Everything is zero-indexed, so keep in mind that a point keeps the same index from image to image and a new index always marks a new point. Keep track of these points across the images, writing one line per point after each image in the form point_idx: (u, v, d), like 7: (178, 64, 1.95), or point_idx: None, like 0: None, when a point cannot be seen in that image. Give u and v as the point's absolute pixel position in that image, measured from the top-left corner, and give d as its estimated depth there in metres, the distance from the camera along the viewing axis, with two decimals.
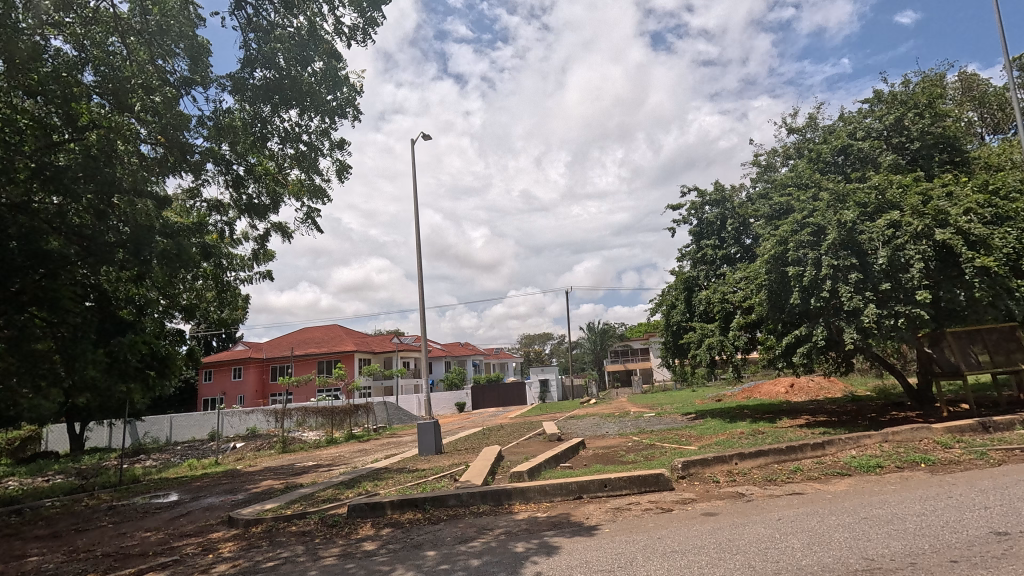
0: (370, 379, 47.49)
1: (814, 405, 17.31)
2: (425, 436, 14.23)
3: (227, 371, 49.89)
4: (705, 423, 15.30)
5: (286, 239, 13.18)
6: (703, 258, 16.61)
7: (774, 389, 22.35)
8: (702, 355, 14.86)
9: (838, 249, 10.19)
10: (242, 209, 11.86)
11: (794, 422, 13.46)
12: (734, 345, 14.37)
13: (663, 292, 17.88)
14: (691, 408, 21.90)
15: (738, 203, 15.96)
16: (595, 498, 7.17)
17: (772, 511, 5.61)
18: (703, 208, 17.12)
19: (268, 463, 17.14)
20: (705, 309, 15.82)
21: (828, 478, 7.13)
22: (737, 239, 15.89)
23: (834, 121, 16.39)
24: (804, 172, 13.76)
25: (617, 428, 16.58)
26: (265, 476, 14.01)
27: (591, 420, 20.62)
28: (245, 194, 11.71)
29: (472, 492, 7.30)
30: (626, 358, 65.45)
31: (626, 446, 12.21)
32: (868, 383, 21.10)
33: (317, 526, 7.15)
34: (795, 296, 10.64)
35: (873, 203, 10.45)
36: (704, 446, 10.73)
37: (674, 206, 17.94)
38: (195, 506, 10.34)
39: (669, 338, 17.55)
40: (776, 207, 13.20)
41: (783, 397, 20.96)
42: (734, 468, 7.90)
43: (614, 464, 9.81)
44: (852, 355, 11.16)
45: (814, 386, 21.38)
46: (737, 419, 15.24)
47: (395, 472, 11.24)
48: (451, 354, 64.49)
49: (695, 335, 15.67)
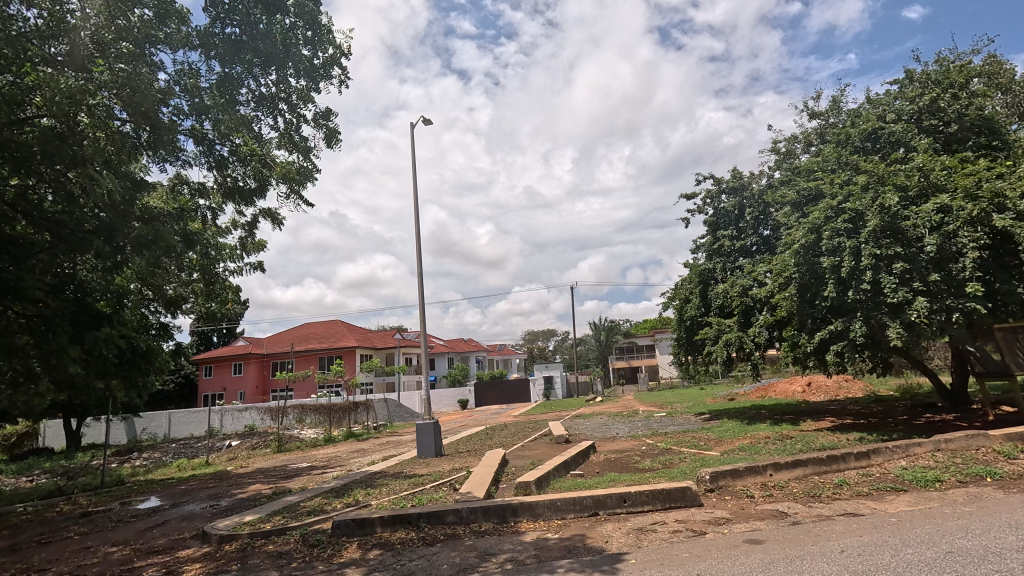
0: (371, 376, 46.69)
1: (836, 406, 16.32)
2: (425, 438, 13.38)
3: (227, 366, 49.22)
4: (722, 424, 14.37)
5: (277, 226, 12.38)
6: (719, 250, 15.67)
7: (790, 388, 21.39)
8: (719, 352, 13.93)
9: (879, 236, 9.36)
10: (228, 193, 11.00)
11: (819, 425, 12.53)
12: (754, 342, 13.41)
13: (676, 286, 16.92)
14: (702, 407, 21.01)
15: (758, 190, 14.95)
16: (613, 516, 6.30)
17: (833, 538, 4.72)
18: (719, 196, 16.11)
19: (261, 464, 16.34)
20: (722, 304, 14.85)
21: (881, 494, 6.23)
22: (757, 230, 14.90)
23: (859, 104, 15.33)
24: (832, 156, 12.71)
25: (628, 429, 15.70)
26: (254, 480, 13.15)
27: (600, 420, 19.66)
28: (229, 177, 10.86)
29: (473, 507, 6.42)
30: (632, 355, 64.55)
31: (641, 450, 11.27)
32: (890, 383, 20.11)
33: (296, 547, 6.28)
34: (830, 288, 9.82)
35: (916, 185, 9.54)
36: (729, 452, 9.78)
37: (688, 195, 16.94)
38: (172, 516, 9.47)
39: (682, 334, 16.60)
40: (804, 191, 12.16)
41: (800, 396, 19.97)
42: (770, 481, 7.00)
43: (630, 472, 8.91)
44: (890, 354, 10.26)
45: (833, 386, 20.38)
46: (757, 421, 14.31)
47: (390, 478, 10.36)
48: (454, 351, 63.61)
49: (711, 331, 14.73)
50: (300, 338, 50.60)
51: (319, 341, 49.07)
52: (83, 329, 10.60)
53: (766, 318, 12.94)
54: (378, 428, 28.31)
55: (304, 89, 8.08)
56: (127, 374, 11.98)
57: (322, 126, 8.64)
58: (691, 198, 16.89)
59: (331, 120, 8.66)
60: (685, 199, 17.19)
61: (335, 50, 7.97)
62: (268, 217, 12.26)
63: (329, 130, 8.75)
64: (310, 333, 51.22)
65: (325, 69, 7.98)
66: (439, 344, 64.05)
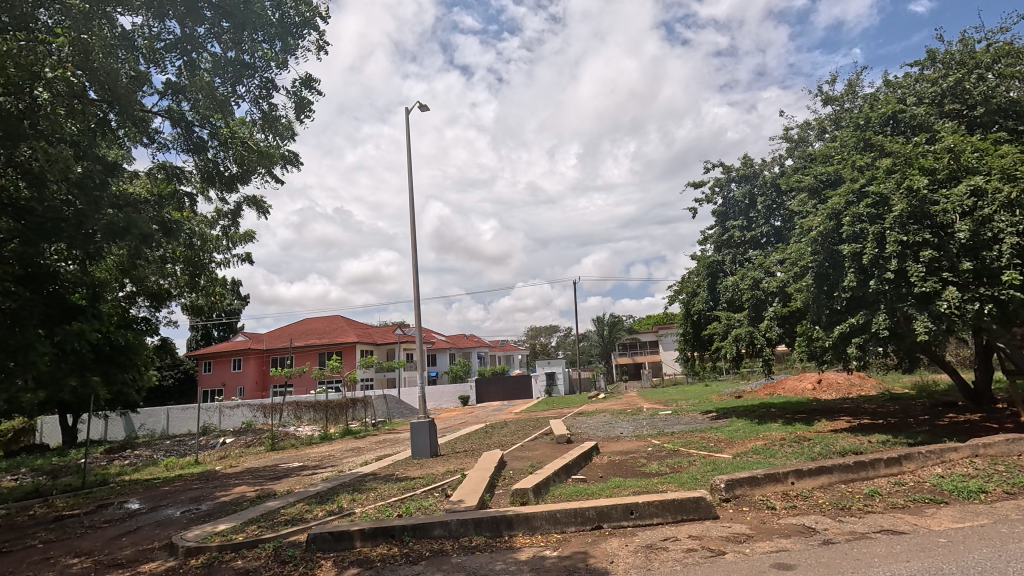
0: (371, 371, 46.17)
1: (851, 405, 15.60)
2: (419, 437, 12.76)
3: (227, 362, 48.79)
4: (731, 423, 13.70)
5: (260, 215, 11.73)
6: (729, 241, 14.95)
7: (799, 385, 20.73)
8: (728, 347, 13.26)
9: (906, 222, 8.65)
10: (207, 178, 10.32)
11: (835, 425, 11.87)
12: (766, 338, 12.71)
13: (683, 279, 16.22)
14: (709, 404, 20.36)
15: (771, 176, 14.19)
16: (619, 530, 5.66)
17: (876, 564, 4.06)
18: (728, 185, 15.38)
19: (251, 463, 15.77)
20: (732, 297, 14.16)
21: (918, 506, 5.56)
22: (768, 220, 14.17)
23: (877, 88, 14.54)
24: (851, 140, 11.97)
25: (632, 427, 15.06)
26: (242, 481, 12.56)
27: (603, 418, 19.01)
28: (208, 161, 10.13)
29: (463, 520, 5.79)
30: (635, 351, 63.95)
31: (647, 452, 10.60)
32: (904, 380, 19.41)
33: (266, 563, 5.66)
34: (850, 278, 9.12)
35: (945, 167, 8.81)
36: (743, 455, 9.12)
37: (695, 184, 16.22)
38: (149, 521, 8.90)
39: (689, 329, 15.91)
40: (823, 176, 11.41)
41: (811, 394, 19.27)
42: (791, 490, 6.35)
43: (636, 477, 8.23)
44: (916, 350, 9.53)
45: (845, 383, 19.66)
46: (767, 420, 13.65)
47: (381, 482, 9.73)
48: (455, 346, 63.06)
49: (720, 326, 14.05)
50: (299, 333, 50.08)
51: (319, 336, 48.56)
52: (55, 323, 9.92)
53: (780, 311, 12.23)
54: (377, 425, 27.76)
55: (273, 50, 7.60)
56: (106, 370, 11.37)
57: (296, 91, 8.01)
58: (699, 187, 16.16)
59: (309, 87, 8.04)
60: (693, 188, 16.46)
61: (307, 10, 7.70)
62: (251, 204, 11.59)
63: (301, 99, 8.03)
64: (310, 329, 50.72)
65: (297, 30, 7.78)
66: (441, 340, 63.50)
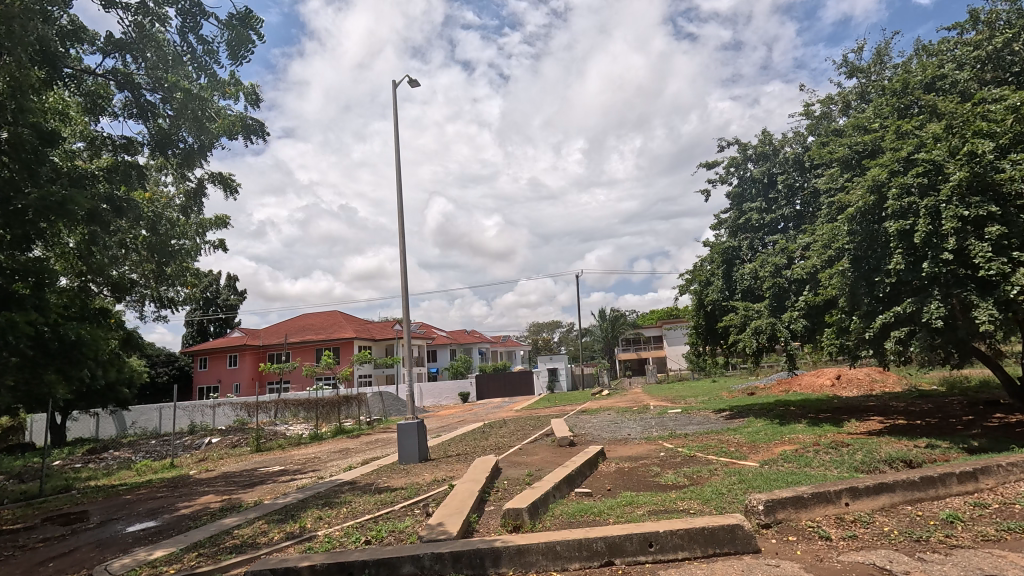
0: (369, 368, 45.08)
1: (878, 403, 14.38)
2: (407, 440, 11.58)
3: (222, 358, 47.80)
4: (749, 424, 12.52)
5: (228, 195, 10.61)
6: (745, 225, 13.75)
7: (816, 381, 19.52)
8: (746, 340, 12.07)
9: (965, 193, 7.42)
10: (162, 151, 9.17)
11: (868, 427, 10.67)
12: (791, 329, 11.48)
13: (695, 267, 14.98)
14: (720, 402, 19.22)
15: (793, 153, 12.92)
16: (635, 569, 4.49)
17: None
18: (745, 164, 14.13)
19: (230, 467, 14.67)
20: (751, 286, 12.93)
21: (1019, 540, 4.34)
22: (790, 201, 12.91)
23: (910, 56, 13.22)
24: (887, 109, 10.70)
25: (640, 428, 13.89)
26: (213, 489, 11.43)
27: (607, 417, 17.86)
28: (160, 130, 8.96)
29: (439, 554, 4.61)
30: (638, 346, 62.72)
31: (660, 458, 9.41)
32: (930, 376, 18.18)
33: None
34: (897, 260, 7.87)
35: (1011, 130, 7.56)
36: (773, 464, 7.90)
37: (708, 163, 14.94)
38: (91, 541, 7.77)
39: (702, 321, 14.67)
40: (858, 146, 10.13)
41: (830, 391, 18.02)
42: (847, 513, 5.15)
43: (651, 491, 7.05)
44: (970, 343, 8.31)
45: (866, 380, 18.40)
46: (789, 420, 12.44)
47: (358, 494, 8.58)
48: (456, 341, 61.89)
49: (736, 317, 12.85)
50: (296, 328, 49.02)
51: (315, 332, 47.48)
52: None
53: (807, 298, 10.97)
54: (371, 423, 26.66)
55: None
56: (58, 367, 10.20)
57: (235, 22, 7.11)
58: (713, 166, 14.90)
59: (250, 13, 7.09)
60: (705, 168, 15.21)
61: None
62: (217, 181, 10.49)
63: (237, 35, 7.06)
64: (306, 324, 49.61)
65: None
66: (440, 335, 62.46)
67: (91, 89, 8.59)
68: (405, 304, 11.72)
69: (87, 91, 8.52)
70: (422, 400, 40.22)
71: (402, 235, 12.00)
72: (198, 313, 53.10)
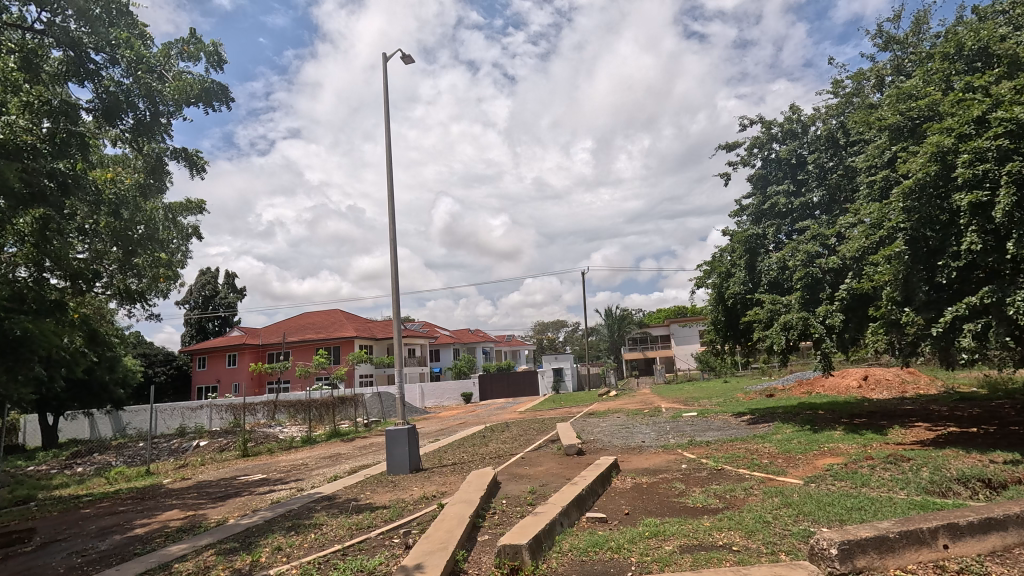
0: (369, 367, 44.00)
1: (916, 407, 13.08)
2: (396, 448, 10.42)
3: (221, 358, 46.88)
4: (777, 431, 11.27)
5: (194, 174, 9.58)
6: (771, 211, 12.49)
7: (842, 382, 18.17)
8: (775, 337, 10.85)
9: None
10: (110, 118, 7.98)
11: (917, 435, 9.40)
12: (828, 325, 10.21)
13: (714, 259, 13.73)
14: (736, 404, 17.94)
15: (825, 129, 11.66)
16: None
17: None
18: (769, 144, 12.86)
19: (210, 474, 13.54)
20: (779, 277, 11.65)
21: None
22: (821, 183, 11.64)
23: (956, 22, 11.88)
24: (940, 74, 9.44)
25: (655, 434, 12.66)
26: (181, 502, 10.28)
27: (617, 421, 16.67)
28: (107, 93, 7.81)
29: None
30: (646, 346, 61.24)
31: (682, 472, 8.17)
32: (967, 378, 16.83)
33: None
34: (971, 239, 6.66)
35: None
36: (822, 483, 6.63)
37: (729, 145, 13.68)
38: (18, 571, 6.60)
39: (721, 316, 13.44)
40: (912, 114, 8.88)
41: (858, 393, 16.72)
42: (947, 561, 3.94)
43: (677, 517, 5.82)
44: None
45: (895, 381, 17.10)
46: (823, 427, 11.17)
47: (332, 514, 7.36)
48: (459, 341, 60.73)
49: (762, 311, 11.61)
50: (295, 327, 48.04)
51: (315, 331, 46.47)
52: None
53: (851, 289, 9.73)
54: (369, 425, 25.58)
55: None
56: (5, 366, 9.12)
57: None
58: (733, 148, 13.64)
59: None
60: (724, 151, 13.96)
61: None
62: (182, 159, 9.46)
63: None
64: (307, 323, 48.61)
65: None
66: (444, 335, 61.46)
67: (26, 48, 7.51)
68: (397, 298, 10.50)
69: (20, 49, 7.44)
70: (423, 401, 39.09)
71: (393, 220, 10.81)
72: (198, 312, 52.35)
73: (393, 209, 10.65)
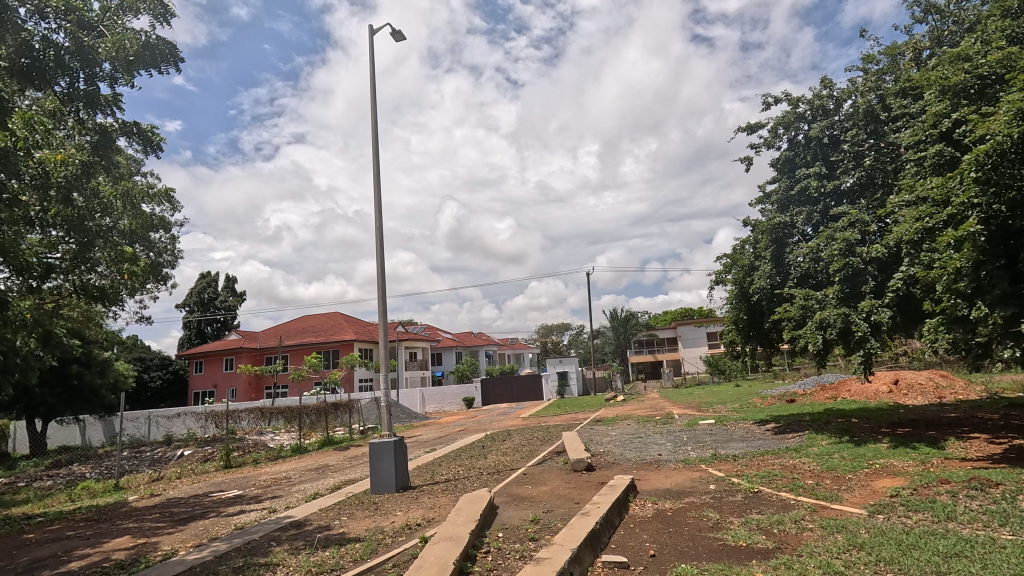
0: (369, 371, 42.93)
1: (962, 415, 11.77)
2: (380, 463, 9.18)
3: (217, 362, 45.76)
4: (813, 442, 9.97)
5: (150, 152, 8.44)
6: (800, 196, 11.25)
7: (870, 387, 16.82)
8: (810, 335, 9.63)
9: None
10: (28, 78, 6.69)
11: (982, 450, 8.10)
12: (873, 321, 8.98)
13: (735, 250, 12.50)
14: (756, 411, 16.64)
15: (861, 103, 10.41)
16: None
17: None
18: (797, 124, 11.61)
19: (182, 490, 12.32)
20: (812, 269, 10.40)
21: None
22: (858, 163, 10.33)
23: None
24: (1006, 29, 8.17)
25: (672, 445, 11.40)
26: (137, 526, 9.06)
27: (628, 429, 15.41)
28: (30, 47, 6.54)
29: None
30: (652, 348, 59.31)
31: (713, 497, 6.89)
32: (1008, 383, 15.45)
33: None
34: None
35: None
36: (894, 516, 5.34)
37: (749, 127, 12.45)
38: None
39: (744, 315, 12.18)
40: (979, 73, 7.63)
41: (890, 399, 15.38)
42: None
43: (721, 564, 4.53)
44: None
45: (929, 386, 15.81)
46: (865, 439, 9.85)
47: (292, 551, 6.07)
48: (461, 344, 59.61)
49: (793, 307, 10.38)
50: (293, 331, 47.02)
51: (314, 334, 45.39)
52: None
53: (906, 277, 8.45)
54: (364, 432, 24.35)
55: None
56: None
57: None
58: (755, 129, 12.42)
59: None
60: (745, 133, 12.73)
61: None
62: (134, 136, 8.36)
63: None
64: (306, 326, 47.51)
65: None
66: (446, 338, 60.25)
67: None
68: (383, 295, 9.85)
69: None
70: (424, 406, 37.80)
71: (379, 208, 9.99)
72: (196, 314, 51.40)
73: (380, 193, 9.83)
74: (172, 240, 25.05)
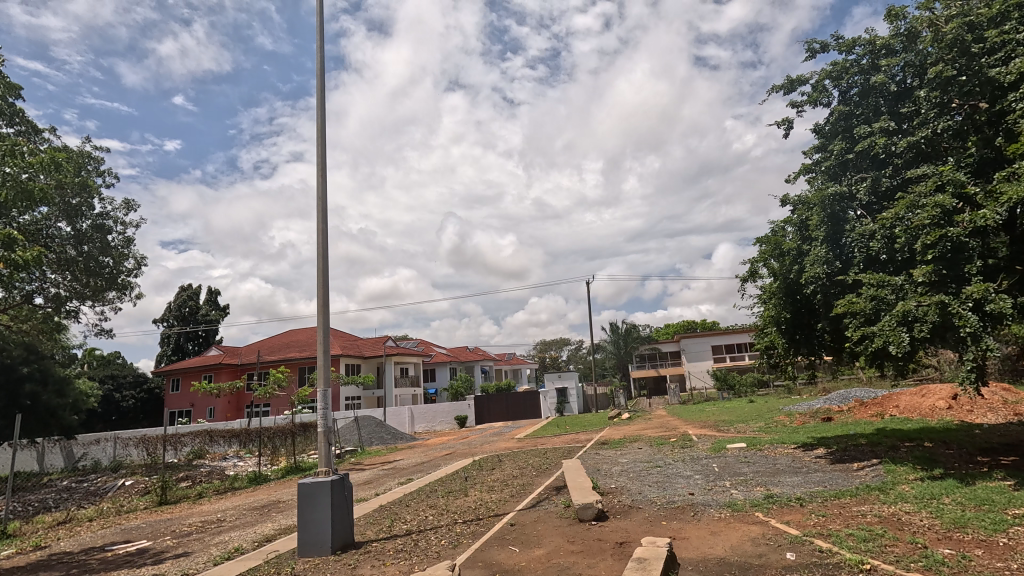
0: (357, 390, 40.55)
1: None
2: (312, 514, 6.61)
3: (194, 378, 42.84)
4: (900, 479, 7.42)
5: None
6: (862, 160, 9.04)
7: (924, 403, 14.31)
8: (892, 332, 7.23)
9: None
10: None
11: None
12: (986, 312, 6.50)
13: (772, 233, 10.22)
14: (789, 433, 14.13)
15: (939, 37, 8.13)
16: None
17: None
18: (850, 73, 9.37)
19: (78, 540, 9.67)
20: (885, 249, 8.07)
21: None
22: (942, 111, 8.00)
23: None
24: None
25: (705, 478, 8.91)
26: None
27: (642, 454, 12.91)
28: None
29: None
30: (655, 363, 56.46)
31: None
32: None
33: None
34: None
35: None
36: None
37: (788, 83, 10.22)
38: None
39: (787, 312, 9.84)
40: None
41: (953, 416, 12.89)
42: None
43: None
44: None
45: (997, 402, 13.30)
46: (971, 472, 7.34)
47: None
48: (455, 359, 57.07)
49: (865, 299, 7.97)
50: (278, 345, 44.39)
51: (298, 349, 42.79)
52: None
53: None
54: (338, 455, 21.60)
55: None
56: None
57: None
58: (794, 86, 10.18)
59: None
60: (781, 92, 10.50)
61: None
62: None
63: None
64: (290, 340, 44.92)
65: None
66: (440, 353, 57.66)
67: None
68: (324, 290, 7.85)
69: None
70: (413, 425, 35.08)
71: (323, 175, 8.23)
72: (176, 327, 48.85)
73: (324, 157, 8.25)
74: (127, 242, 23.01)
